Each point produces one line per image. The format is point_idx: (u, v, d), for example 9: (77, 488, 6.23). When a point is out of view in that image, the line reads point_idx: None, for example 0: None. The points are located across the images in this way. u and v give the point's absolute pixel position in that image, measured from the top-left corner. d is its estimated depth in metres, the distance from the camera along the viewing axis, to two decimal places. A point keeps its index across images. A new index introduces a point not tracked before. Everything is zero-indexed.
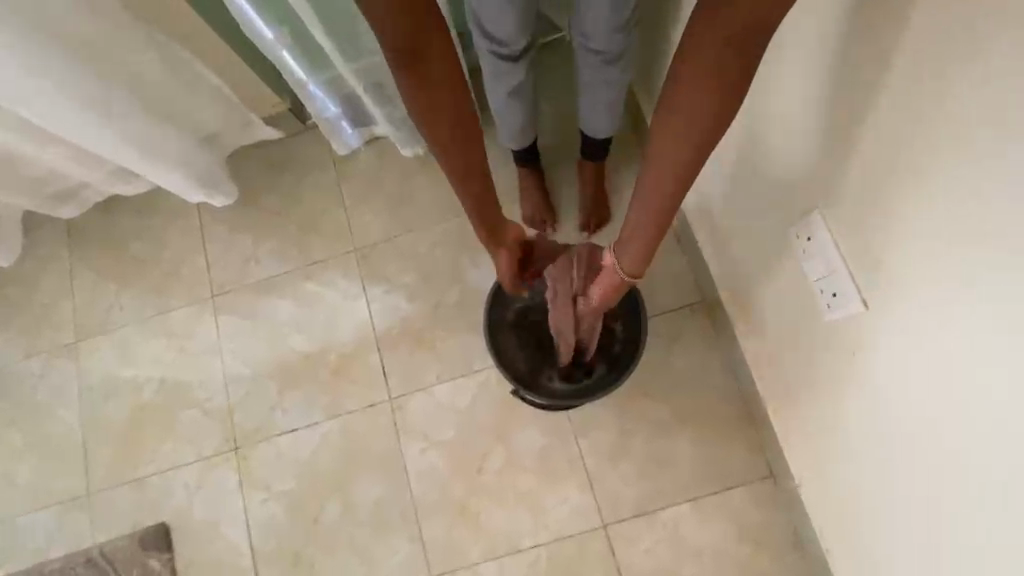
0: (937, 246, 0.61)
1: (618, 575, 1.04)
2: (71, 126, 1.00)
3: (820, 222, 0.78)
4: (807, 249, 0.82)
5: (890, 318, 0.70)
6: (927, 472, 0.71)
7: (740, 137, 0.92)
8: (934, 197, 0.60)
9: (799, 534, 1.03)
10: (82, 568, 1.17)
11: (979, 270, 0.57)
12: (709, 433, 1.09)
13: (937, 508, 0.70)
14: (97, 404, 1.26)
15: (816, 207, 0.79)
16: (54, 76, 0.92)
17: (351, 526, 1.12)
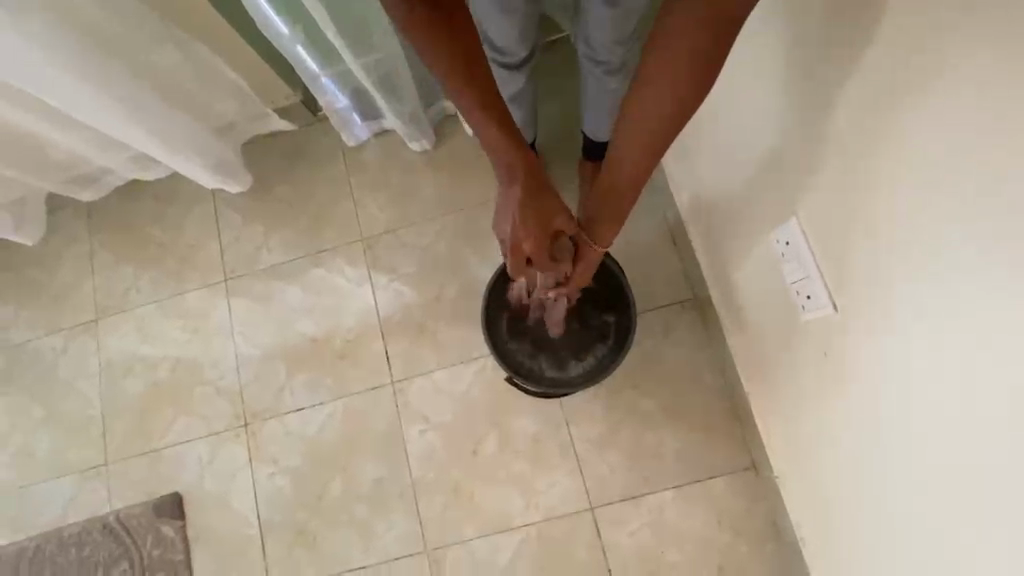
0: (930, 258, 0.63)
1: (603, 555, 1.10)
2: (93, 112, 1.05)
3: (797, 229, 0.85)
4: (785, 254, 0.89)
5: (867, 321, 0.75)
6: (897, 470, 0.75)
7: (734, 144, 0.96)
8: (911, 208, 0.64)
9: (776, 522, 1.08)
10: (100, 533, 1.25)
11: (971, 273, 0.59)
12: (695, 425, 1.14)
13: (908, 506, 0.74)
14: (115, 379, 1.33)
15: (795, 212, 0.85)
16: (79, 66, 0.97)
17: (352, 502, 1.19)
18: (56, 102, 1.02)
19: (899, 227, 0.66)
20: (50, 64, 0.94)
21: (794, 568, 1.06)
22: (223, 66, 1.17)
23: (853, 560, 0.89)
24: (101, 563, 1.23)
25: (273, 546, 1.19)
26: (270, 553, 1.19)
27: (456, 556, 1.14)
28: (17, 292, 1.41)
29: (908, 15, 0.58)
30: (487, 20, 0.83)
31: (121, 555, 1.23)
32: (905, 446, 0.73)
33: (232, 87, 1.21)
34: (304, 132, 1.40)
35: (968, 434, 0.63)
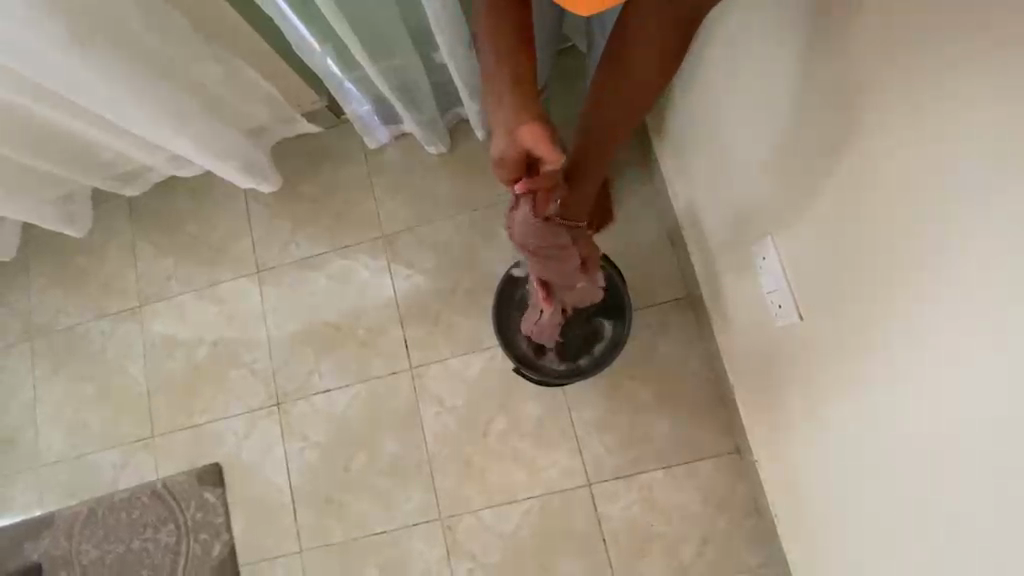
0: (894, 284, 0.68)
1: (598, 526, 1.23)
2: (140, 123, 1.13)
3: (772, 249, 0.94)
4: (761, 267, 0.97)
5: (822, 338, 0.85)
6: (845, 469, 0.85)
7: (721, 163, 1.05)
8: (858, 240, 0.73)
9: (755, 500, 1.20)
10: (148, 498, 1.39)
11: (940, 300, 0.62)
12: (684, 413, 1.25)
13: (869, 504, 0.81)
14: (158, 361, 1.46)
15: (770, 232, 0.94)
16: (129, 85, 1.06)
17: (374, 475, 1.32)
18: (106, 113, 1.11)
19: (849, 260, 0.76)
20: (104, 82, 1.03)
21: (770, 540, 1.18)
22: (255, 77, 1.26)
23: (813, 538, 1.00)
24: (149, 525, 1.38)
25: (303, 512, 1.33)
26: (301, 518, 1.33)
27: (466, 524, 1.27)
28: (67, 279, 1.53)
29: (860, 70, 0.67)
30: None
31: (167, 517, 1.37)
32: (851, 449, 0.83)
33: (263, 95, 1.31)
34: (332, 134, 1.51)
35: (898, 443, 0.73)
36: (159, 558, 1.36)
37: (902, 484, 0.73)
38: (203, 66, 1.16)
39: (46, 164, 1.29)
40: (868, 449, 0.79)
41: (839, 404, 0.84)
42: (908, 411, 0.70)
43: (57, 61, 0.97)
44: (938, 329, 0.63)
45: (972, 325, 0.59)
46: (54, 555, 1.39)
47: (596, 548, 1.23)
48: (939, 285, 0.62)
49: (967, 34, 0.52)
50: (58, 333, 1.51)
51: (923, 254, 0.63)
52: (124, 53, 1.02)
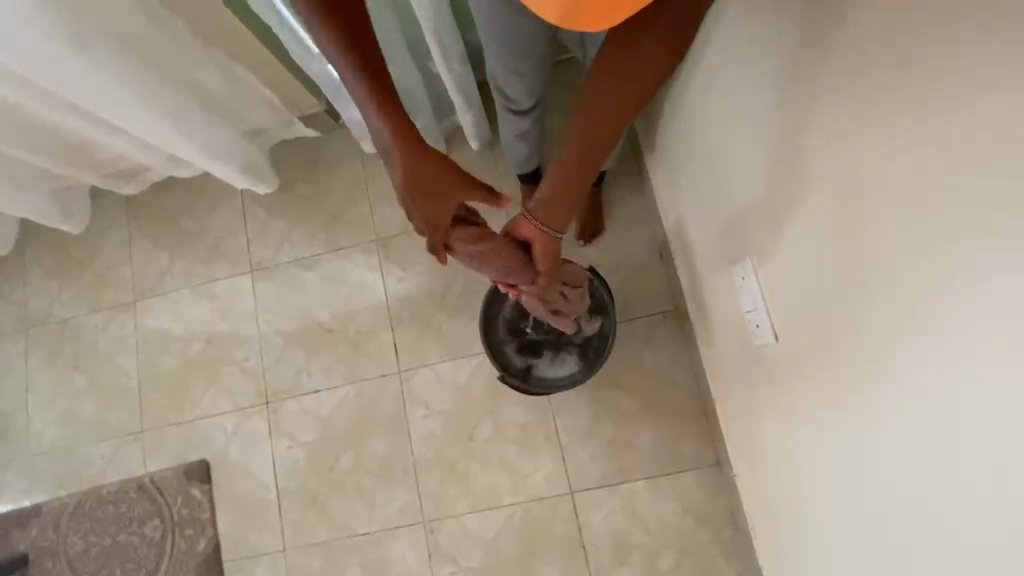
0: (878, 323, 0.68)
1: (579, 533, 1.25)
2: (131, 119, 1.14)
3: (752, 271, 0.96)
4: (740, 286, 1.00)
5: (802, 359, 0.86)
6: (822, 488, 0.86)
7: (709, 183, 1.06)
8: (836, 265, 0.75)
9: (734, 514, 1.22)
10: (136, 492, 1.40)
11: (925, 350, 0.61)
12: (667, 424, 1.27)
13: (846, 531, 0.82)
14: (150, 355, 1.48)
15: (750, 251, 0.96)
16: (123, 82, 1.07)
17: (360, 476, 1.33)
18: (96, 107, 1.10)
19: (828, 282, 0.77)
20: (97, 78, 1.04)
21: (747, 553, 1.19)
22: (255, 81, 1.28)
23: (789, 552, 1.01)
24: (136, 518, 1.39)
25: (289, 510, 1.34)
26: (286, 516, 1.34)
27: (449, 526, 1.28)
28: (64, 272, 1.55)
29: (832, 100, 0.69)
30: (500, 73, 1.04)
31: (154, 512, 1.39)
32: (829, 470, 0.84)
33: (261, 97, 1.32)
34: (329, 137, 1.53)
35: (872, 470, 0.74)
36: (145, 551, 1.37)
37: (880, 516, 0.74)
38: (203, 69, 1.18)
39: (45, 161, 1.30)
40: (845, 472, 0.80)
41: (817, 426, 0.85)
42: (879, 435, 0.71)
43: (61, 59, 0.99)
44: (907, 358, 0.64)
45: (937, 356, 0.60)
46: (41, 545, 1.40)
47: (576, 555, 1.24)
48: (909, 312, 0.63)
49: (934, 71, 0.54)
50: (53, 324, 1.53)
51: (895, 281, 0.64)
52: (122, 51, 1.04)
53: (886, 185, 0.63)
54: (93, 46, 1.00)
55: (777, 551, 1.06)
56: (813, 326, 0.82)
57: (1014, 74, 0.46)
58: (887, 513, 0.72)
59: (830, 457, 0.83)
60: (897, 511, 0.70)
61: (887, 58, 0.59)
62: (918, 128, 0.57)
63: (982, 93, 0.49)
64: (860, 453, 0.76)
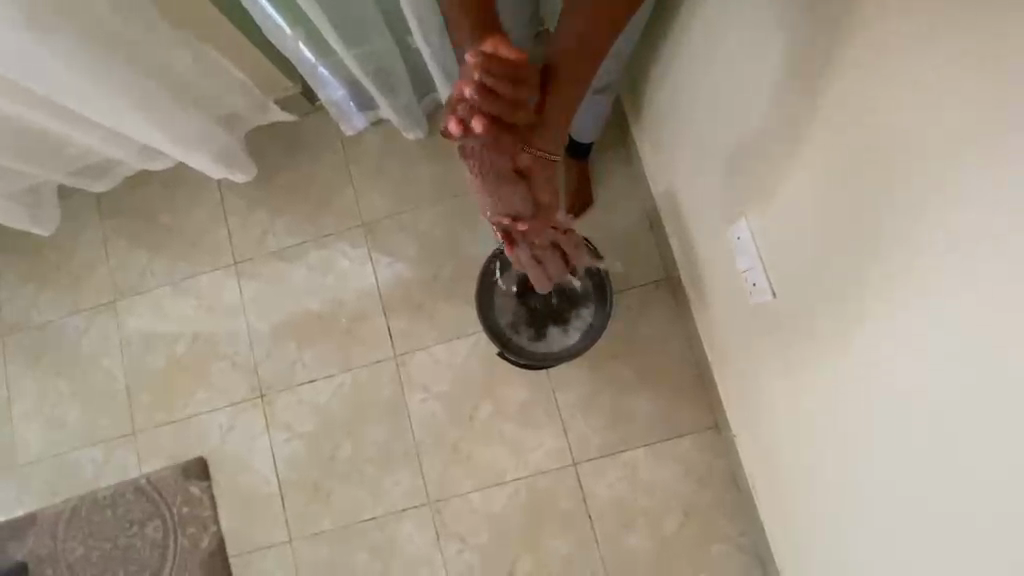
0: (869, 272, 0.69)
1: (584, 504, 1.26)
2: (103, 110, 1.09)
3: (747, 228, 0.95)
4: (735, 246, 0.99)
5: (801, 320, 0.86)
6: (820, 440, 0.88)
7: (699, 149, 1.05)
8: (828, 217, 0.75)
9: (735, 475, 1.24)
10: (133, 494, 1.38)
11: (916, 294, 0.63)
12: (666, 391, 1.28)
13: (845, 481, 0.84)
14: (136, 355, 1.44)
15: (742, 210, 0.96)
16: (95, 73, 1.02)
17: (361, 462, 1.33)
18: (66, 99, 1.06)
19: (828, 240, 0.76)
20: (67, 70, 1.00)
21: (748, 512, 1.22)
22: (228, 65, 1.23)
23: (790, 507, 1.03)
24: (136, 520, 1.37)
25: (292, 501, 1.33)
26: (290, 507, 1.33)
27: (455, 506, 1.29)
28: (38, 276, 1.50)
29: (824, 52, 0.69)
30: None
31: (153, 513, 1.37)
32: (826, 421, 0.85)
33: (234, 82, 1.27)
34: (306, 121, 1.49)
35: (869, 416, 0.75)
36: (147, 552, 1.35)
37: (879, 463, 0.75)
38: (175, 54, 1.13)
39: (7, 159, 1.25)
40: (842, 423, 0.82)
41: (812, 381, 0.87)
42: (892, 393, 0.70)
43: (27, 50, 0.94)
44: (921, 315, 0.63)
45: (931, 300, 0.61)
46: (39, 553, 1.38)
47: (581, 525, 1.25)
48: (925, 270, 0.61)
49: (939, 12, 0.53)
50: (30, 330, 1.48)
51: (908, 235, 0.62)
52: (92, 40, 0.99)
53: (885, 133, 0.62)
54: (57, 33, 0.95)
55: (777, 506, 1.09)
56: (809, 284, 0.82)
57: (1018, 11, 0.45)
58: (890, 465, 0.73)
59: (827, 409, 0.85)
60: (895, 456, 0.72)
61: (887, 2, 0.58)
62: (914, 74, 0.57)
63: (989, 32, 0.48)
64: (856, 401, 0.78)
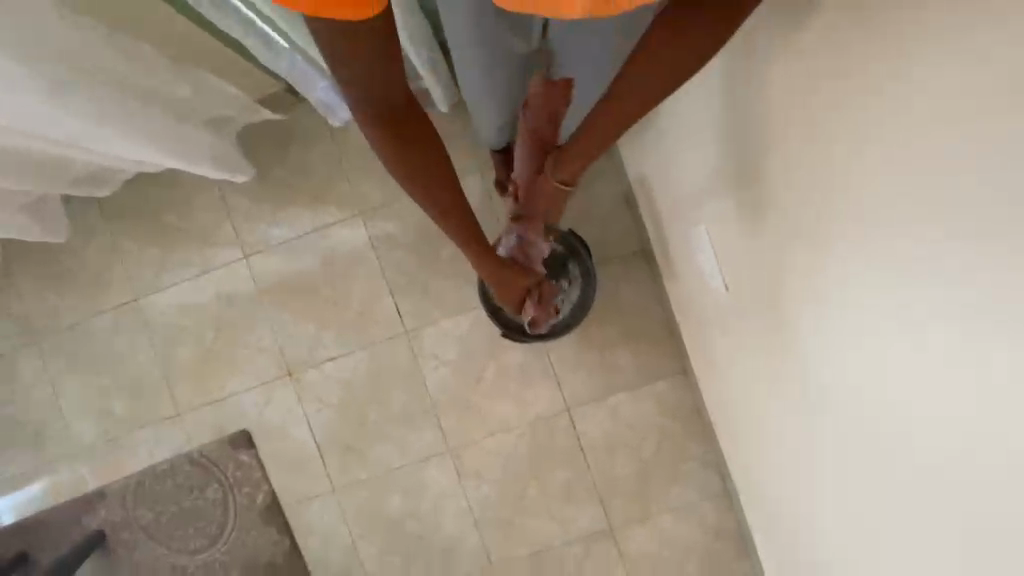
0: (797, 295, 0.87)
1: (578, 440, 1.53)
2: (116, 145, 1.15)
3: (704, 235, 1.15)
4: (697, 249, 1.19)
5: (784, 338, 0.95)
6: (761, 402, 1.11)
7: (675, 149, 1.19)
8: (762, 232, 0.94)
9: (700, 408, 1.51)
10: (189, 465, 1.59)
11: (830, 324, 0.81)
12: (643, 344, 1.51)
13: (790, 453, 1.05)
14: (167, 347, 1.59)
15: (701, 223, 1.16)
16: (106, 116, 1.08)
17: (387, 423, 1.55)
18: (80, 140, 1.11)
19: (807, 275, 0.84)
20: (81, 121, 1.05)
21: (711, 435, 1.50)
22: (212, 79, 1.28)
23: (739, 438, 1.31)
24: (196, 486, 1.59)
25: (331, 459, 1.57)
26: (330, 464, 1.57)
27: (471, 451, 1.54)
28: (58, 281, 1.60)
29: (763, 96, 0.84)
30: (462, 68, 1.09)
31: (210, 479, 1.58)
32: (767, 395, 1.07)
33: (223, 93, 1.32)
34: (293, 116, 1.56)
35: (800, 406, 0.95)
36: (211, 511, 1.59)
37: (811, 440, 0.95)
38: (172, 82, 1.19)
39: (31, 186, 1.32)
40: (781, 403, 1.02)
41: (752, 361, 1.09)
42: (820, 395, 0.88)
43: (44, 110, 0.99)
44: (832, 336, 0.81)
45: (836, 326, 0.80)
46: (113, 521, 1.60)
47: (577, 457, 1.53)
48: (913, 319, 0.66)
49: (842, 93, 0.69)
50: (62, 331, 1.60)
51: (882, 287, 0.69)
52: (96, 88, 1.04)
53: (814, 176, 0.77)
54: (71, 88, 0.99)
55: (730, 433, 1.36)
56: (777, 293, 0.93)
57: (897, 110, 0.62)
58: (823, 450, 0.92)
59: (766, 387, 1.06)
60: (823, 440, 0.91)
61: (822, 71, 0.71)
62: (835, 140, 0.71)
63: (897, 119, 0.62)
64: (792, 392, 0.97)
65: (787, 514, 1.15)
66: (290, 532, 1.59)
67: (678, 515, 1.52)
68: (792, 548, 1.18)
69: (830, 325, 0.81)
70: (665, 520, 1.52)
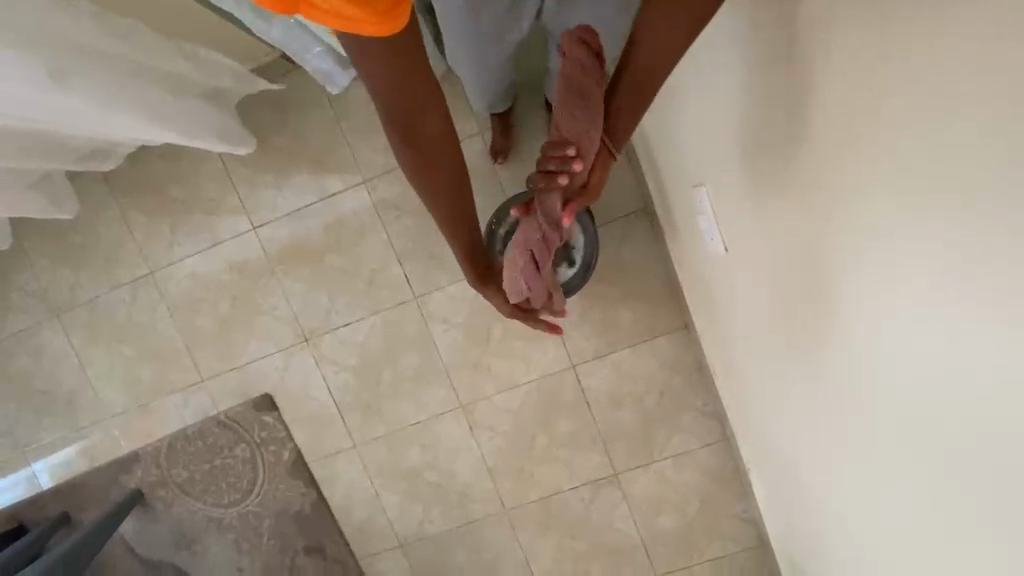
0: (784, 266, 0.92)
1: (584, 394, 1.61)
2: (122, 127, 1.15)
3: (705, 194, 1.16)
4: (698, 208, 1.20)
5: (794, 332, 0.95)
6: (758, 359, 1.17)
7: (679, 114, 1.18)
8: (755, 198, 0.96)
9: (700, 361, 1.57)
10: (217, 427, 1.68)
11: (813, 299, 0.85)
12: (645, 302, 1.56)
13: (784, 408, 1.11)
14: (186, 317, 1.64)
15: (703, 182, 1.16)
16: (111, 100, 1.07)
17: (401, 383, 1.63)
18: (88, 124, 1.12)
19: (819, 284, 0.82)
20: (85, 106, 1.05)
21: (710, 386, 1.58)
22: (206, 53, 1.27)
23: (739, 390, 1.38)
24: (224, 446, 1.69)
25: (351, 417, 1.66)
26: (350, 422, 1.66)
27: (482, 407, 1.63)
28: (73, 256, 1.63)
29: (755, 67, 0.84)
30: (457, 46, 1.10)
31: (238, 439, 1.68)
32: (762, 352, 1.13)
33: (217, 65, 1.31)
34: (290, 83, 1.54)
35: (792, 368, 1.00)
36: (241, 468, 1.70)
37: (801, 400, 1.01)
38: (170, 59, 1.18)
39: (39, 163, 1.31)
40: (776, 364, 1.08)
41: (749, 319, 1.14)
42: (808, 362, 0.93)
43: (49, 97, 0.99)
44: (816, 309, 0.85)
45: (820, 300, 0.83)
46: (150, 480, 1.71)
47: (583, 410, 1.61)
48: (915, 345, 0.64)
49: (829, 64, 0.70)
50: (82, 305, 1.66)
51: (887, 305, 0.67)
52: (96, 73, 1.03)
53: (802, 155, 0.78)
54: (72, 76, 0.99)
55: (730, 383, 1.43)
56: (786, 285, 0.93)
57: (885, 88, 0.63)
58: (811, 410, 0.98)
59: (763, 348, 1.12)
60: (811, 402, 0.97)
61: (803, 49, 0.72)
62: (815, 114, 0.72)
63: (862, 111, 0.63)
64: (784, 355, 1.03)
65: (782, 458, 1.23)
66: (316, 485, 1.70)
67: (678, 460, 1.62)
68: (789, 493, 1.26)
69: (843, 335, 0.79)
70: (666, 465, 1.62)
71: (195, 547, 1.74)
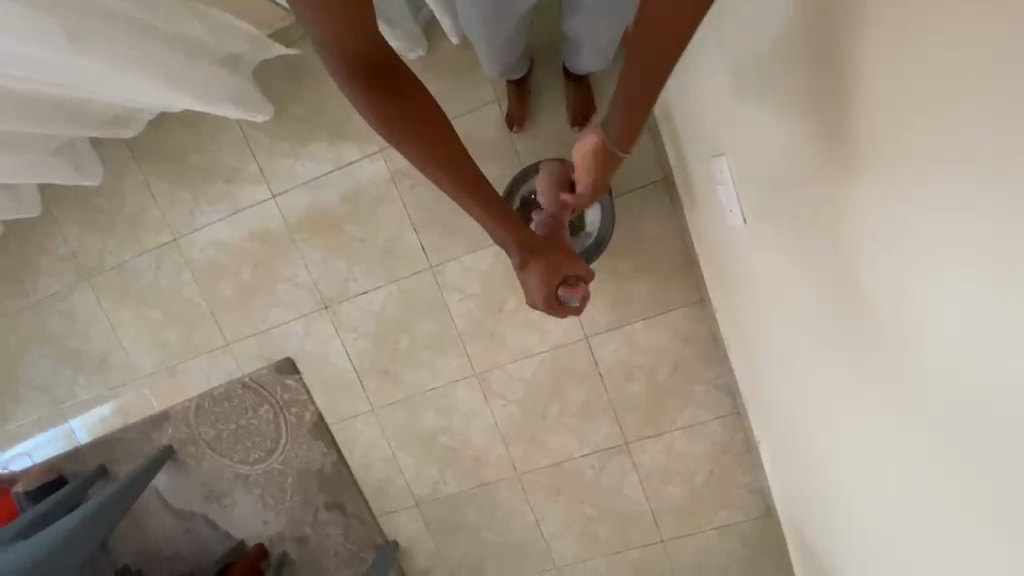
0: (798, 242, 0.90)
1: (596, 365, 1.63)
2: (134, 88, 1.15)
3: (725, 162, 1.12)
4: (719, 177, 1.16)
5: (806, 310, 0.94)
6: (771, 335, 1.16)
7: (701, 83, 1.13)
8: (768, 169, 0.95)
9: (714, 334, 1.57)
10: (241, 389, 1.75)
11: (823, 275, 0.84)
12: (660, 275, 1.55)
13: (796, 386, 1.11)
14: (209, 283, 1.69)
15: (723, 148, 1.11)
16: (120, 60, 1.07)
17: (417, 351, 1.67)
18: (99, 84, 1.12)
19: (830, 261, 0.80)
20: (93, 63, 1.04)
21: (722, 359, 1.58)
22: (224, 15, 1.27)
23: (752, 363, 1.37)
24: (249, 407, 1.75)
25: (367, 382, 1.71)
26: (368, 387, 1.71)
27: (496, 374, 1.66)
28: (101, 222, 1.68)
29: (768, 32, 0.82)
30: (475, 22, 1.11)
31: (262, 401, 1.75)
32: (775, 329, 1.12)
33: (233, 29, 1.30)
34: (306, 49, 1.53)
35: (804, 346, 0.99)
36: (264, 427, 1.77)
37: (813, 378, 1.00)
38: (186, 23, 1.18)
39: (65, 130, 1.34)
40: (787, 341, 1.07)
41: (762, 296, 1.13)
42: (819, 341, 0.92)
43: (56, 55, 0.99)
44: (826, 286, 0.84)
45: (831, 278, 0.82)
46: (180, 438, 1.80)
47: (595, 380, 1.64)
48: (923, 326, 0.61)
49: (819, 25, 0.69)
50: (110, 271, 1.71)
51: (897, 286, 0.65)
52: (104, 32, 1.03)
53: (814, 129, 0.76)
54: (79, 35, 0.99)
55: (744, 356, 1.43)
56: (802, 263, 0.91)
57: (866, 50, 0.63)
58: (822, 388, 0.97)
59: (776, 324, 1.11)
60: (822, 382, 0.96)
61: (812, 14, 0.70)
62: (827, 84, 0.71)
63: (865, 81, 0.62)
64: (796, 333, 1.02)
65: (789, 430, 1.24)
66: (336, 445, 1.77)
67: (688, 432, 1.64)
68: (796, 465, 1.28)
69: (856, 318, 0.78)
70: (675, 436, 1.65)
71: (223, 500, 1.84)
